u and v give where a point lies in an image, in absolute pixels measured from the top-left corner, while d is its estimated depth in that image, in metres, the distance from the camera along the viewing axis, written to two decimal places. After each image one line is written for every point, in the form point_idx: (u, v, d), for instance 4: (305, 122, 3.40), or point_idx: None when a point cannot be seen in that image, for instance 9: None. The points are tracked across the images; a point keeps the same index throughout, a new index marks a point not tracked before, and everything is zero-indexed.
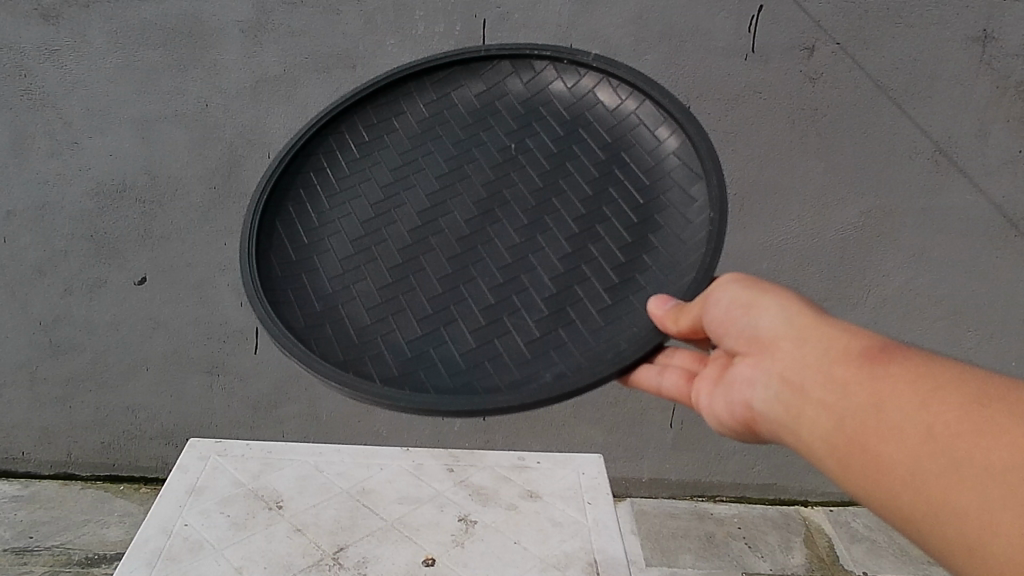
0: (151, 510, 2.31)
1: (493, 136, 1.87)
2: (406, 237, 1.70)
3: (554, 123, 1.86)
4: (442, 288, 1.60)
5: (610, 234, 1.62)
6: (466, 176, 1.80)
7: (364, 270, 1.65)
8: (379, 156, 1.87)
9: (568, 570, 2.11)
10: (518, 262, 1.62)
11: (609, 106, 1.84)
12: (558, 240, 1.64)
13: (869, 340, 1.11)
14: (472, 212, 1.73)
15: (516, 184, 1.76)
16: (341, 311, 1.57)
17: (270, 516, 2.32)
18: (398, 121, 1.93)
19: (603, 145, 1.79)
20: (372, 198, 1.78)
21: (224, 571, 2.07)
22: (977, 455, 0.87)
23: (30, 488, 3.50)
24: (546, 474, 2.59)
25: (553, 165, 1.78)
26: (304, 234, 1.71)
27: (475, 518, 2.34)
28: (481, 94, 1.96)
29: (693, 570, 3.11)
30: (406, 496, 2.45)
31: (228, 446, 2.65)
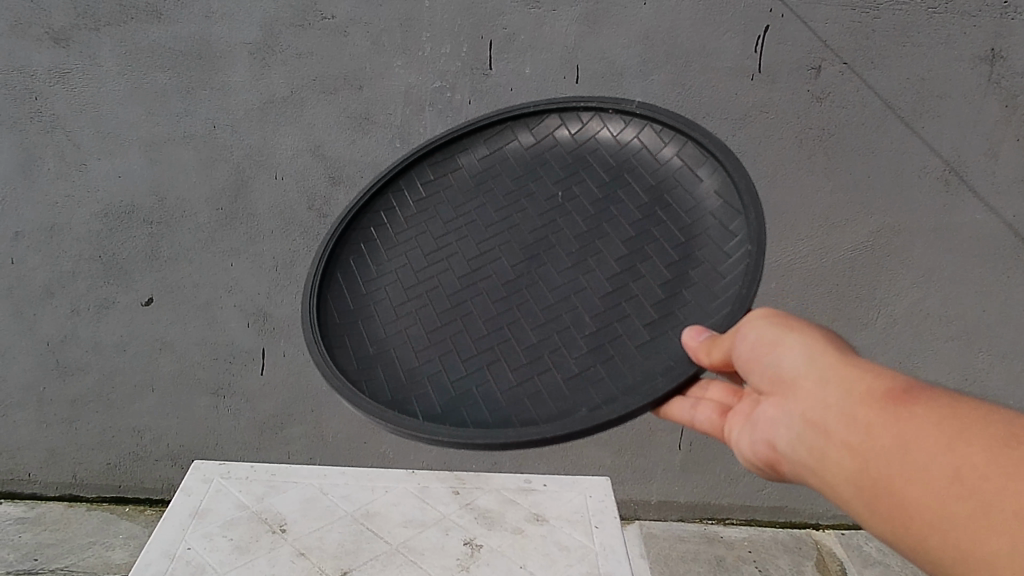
0: (154, 534, 2.29)
1: (541, 185, 1.87)
2: (456, 282, 1.71)
3: (600, 169, 1.85)
4: (490, 326, 1.60)
5: (651, 271, 1.58)
6: (517, 222, 1.80)
7: (416, 314, 1.67)
8: (437, 211, 1.89)
9: None
10: (564, 301, 1.60)
11: (654, 149, 1.82)
12: (601, 280, 1.61)
13: (890, 380, 1.08)
14: (519, 257, 1.73)
15: (562, 230, 1.75)
16: (391, 355, 1.59)
17: (274, 539, 2.29)
18: (453, 175, 1.97)
19: (647, 188, 1.76)
20: (426, 248, 1.81)
21: None
22: (1007, 500, 0.84)
23: (35, 509, 3.49)
24: (553, 496, 2.56)
25: (599, 208, 1.77)
26: (363, 283, 1.76)
27: (481, 542, 2.31)
28: (532, 147, 1.97)
29: None
30: (411, 518, 2.43)
31: (233, 468, 2.64)
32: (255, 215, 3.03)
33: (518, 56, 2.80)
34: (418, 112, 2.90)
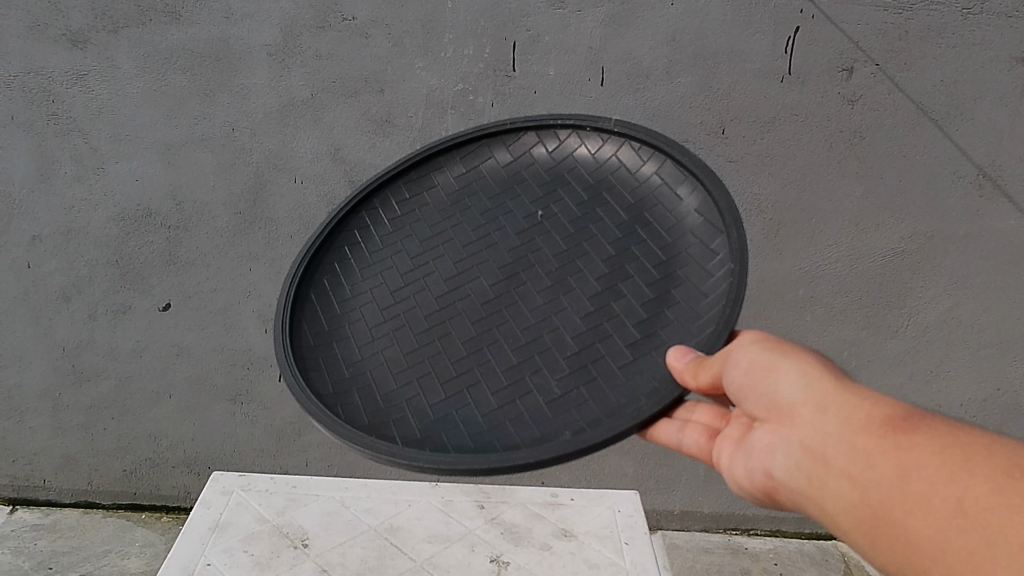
0: (174, 549, 2.24)
1: (518, 204, 1.81)
2: (433, 302, 1.64)
3: (578, 187, 1.80)
4: (468, 347, 1.53)
5: (633, 292, 1.53)
6: (496, 240, 1.74)
7: (393, 334, 1.59)
8: (413, 231, 1.82)
9: None
10: (544, 323, 1.54)
11: (631, 168, 1.78)
12: (580, 300, 1.55)
13: (894, 408, 1.03)
14: (497, 276, 1.66)
15: (540, 249, 1.69)
16: (367, 378, 1.50)
17: (296, 555, 2.24)
18: (430, 194, 1.89)
19: (626, 206, 1.71)
20: (402, 267, 1.73)
21: None
22: (1010, 529, 0.78)
23: (51, 516, 3.46)
24: (580, 511, 2.50)
25: (578, 225, 1.71)
26: (337, 304, 1.67)
27: (508, 559, 2.25)
28: (508, 164, 1.91)
29: None
30: (435, 534, 2.37)
31: (253, 480, 2.59)
32: (273, 219, 2.98)
33: (543, 58, 2.74)
34: (440, 114, 2.85)
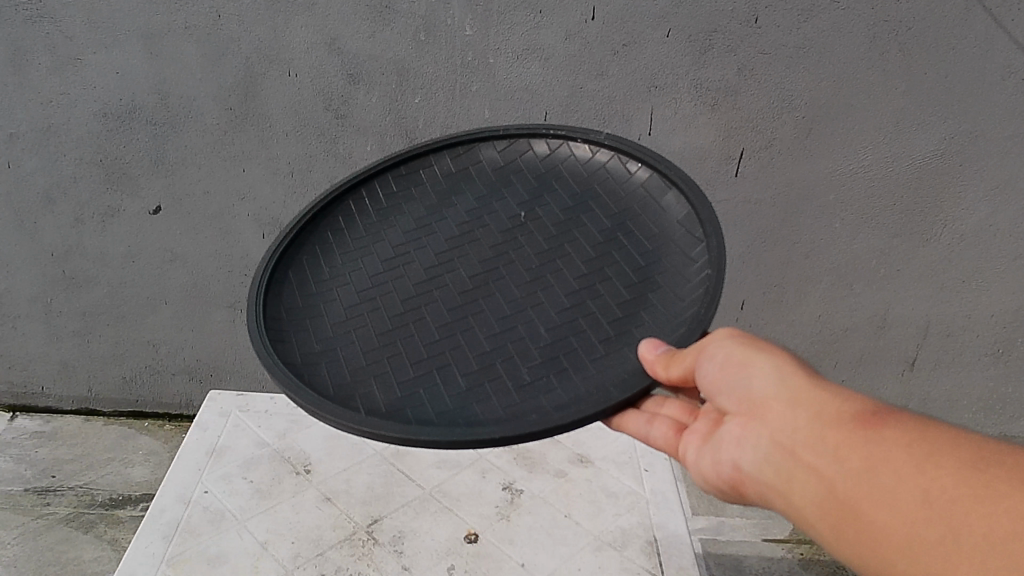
0: (170, 476, 2.17)
1: (504, 205, 1.86)
2: (410, 288, 1.64)
3: (564, 194, 1.86)
4: (441, 329, 1.53)
5: (610, 292, 1.56)
6: (479, 234, 1.78)
7: (367, 316, 1.58)
8: (398, 221, 1.85)
9: (624, 551, 1.94)
10: (519, 314, 1.55)
11: (617, 180, 1.84)
12: (557, 296, 1.57)
13: (855, 404, 1.14)
14: (476, 269, 1.68)
15: (521, 248, 1.72)
16: (338, 354, 1.48)
17: (298, 483, 2.16)
18: (417, 189, 1.94)
19: (609, 215, 1.77)
20: (382, 255, 1.75)
21: (248, 548, 1.93)
22: (976, 524, 0.90)
23: (52, 423, 3.40)
24: (596, 436, 2.40)
25: (561, 226, 1.76)
26: (314, 283, 1.67)
27: (522, 488, 2.16)
28: (498, 167, 1.96)
29: (742, 522, 3.08)
30: (445, 459, 2.28)
31: (252, 402, 2.49)
32: (267, 116, 2.77)
33: None
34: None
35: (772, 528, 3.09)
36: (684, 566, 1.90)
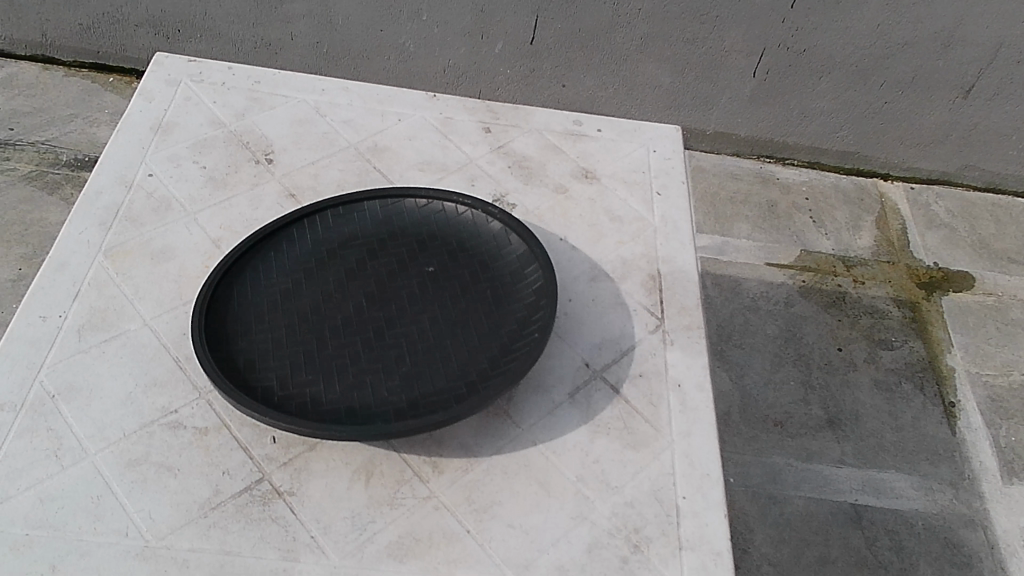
0: (109, 145, 1.62)
1: (412, 261, 1.48)
2: (323, 336, 1.35)
3: (463, 258, 1.48)
4: (324, 415, 1.23)
5: (490, 369, 1.31)
6: (366, 314, 1.39)
7: (283, 360, 1.30)
8: (274, 288, 1.40)
9: (623, 285, 1.54)
10: (420, 372, 1.31)
11: (511, 248, 1.47)
12: (452, 365, 1.32)
13: None
14: (382, 322, 1.38)
15: (428, 313, 1.40)
16: (260, 396, 1.24)
17: (258, 175, 1.61)
18: (331, 232, 1.50)
19: (503, 287, 1.43)
20: (296, 307, 1.39)
21: (201, 247, 1.47)
22: None
23: (6, 69, 3.05)
24: (605, 146, 1.79)
25: (454, 310, 1.41)
26: (232, 330, 1.32)
27: (514, 204, 1.64)
28: (410, 223, 1.53)
29: (748, 244, 2.95)
30: (426, 161, 1.69)
31: (206, 67, 1.80)
32: None
33: None
34: None
35: (778, 252, 2.94)
36: (691, 310, 1.52)
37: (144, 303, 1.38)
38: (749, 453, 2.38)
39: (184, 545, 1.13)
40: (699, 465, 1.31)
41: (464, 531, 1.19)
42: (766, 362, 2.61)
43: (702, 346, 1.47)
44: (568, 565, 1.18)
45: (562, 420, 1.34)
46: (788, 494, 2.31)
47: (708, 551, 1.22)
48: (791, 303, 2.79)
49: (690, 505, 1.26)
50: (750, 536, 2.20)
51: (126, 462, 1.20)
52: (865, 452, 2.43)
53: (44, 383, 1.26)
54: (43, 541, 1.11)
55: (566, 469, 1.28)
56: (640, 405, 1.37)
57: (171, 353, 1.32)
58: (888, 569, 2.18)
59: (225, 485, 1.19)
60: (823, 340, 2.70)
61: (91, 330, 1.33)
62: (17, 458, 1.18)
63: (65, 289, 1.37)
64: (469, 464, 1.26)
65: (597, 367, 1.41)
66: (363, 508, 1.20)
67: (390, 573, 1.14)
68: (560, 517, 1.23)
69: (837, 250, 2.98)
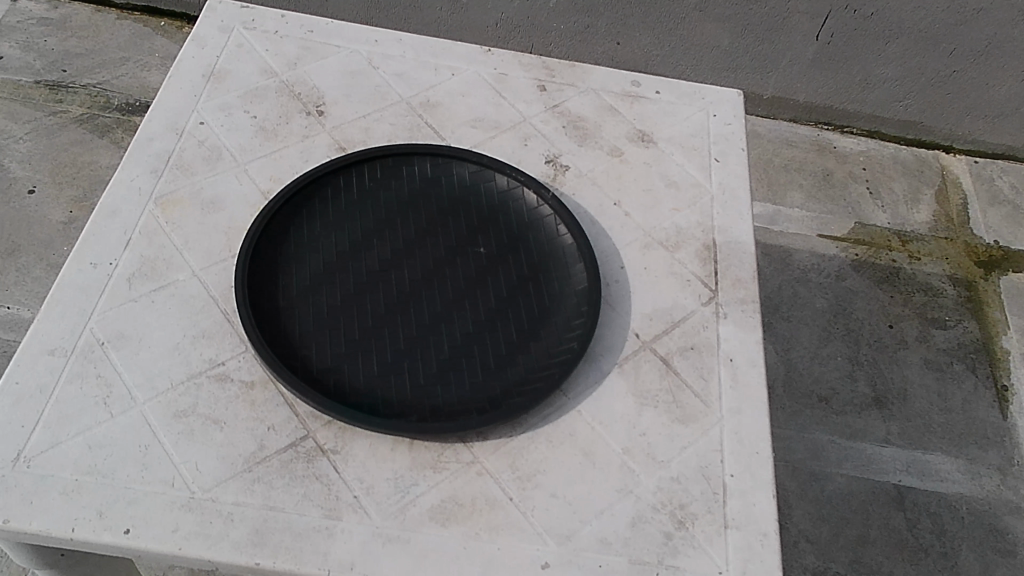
0: (160, 92, 1.60)
1: (460, 232, 1.46)
2: (367, 303, 1.35)
3: (511, 233, 1.46)
4: (362, 389, 1.24)
5: (530, 358, 1.31)
6: (411, 284, 1.38)
7: (324, 327, 1.31)
8: (320, 241, 1.41)
9: (677, 254, 1.49)
10: (460, 353, 1.31)
11: (559, 232, 1.45)
12: (492, 349, 1.32)
13: None
14: (426, 292, 1.37)
15: (472, 288, 1.38)
16: (300, 365, 1.25)
17: (308, 127, 1.58)
18: (381, 191, 1.49)
19: (549, 269, 1.41)
20: (341, 268, 1.38)
21: (250, 199, 1.45)
22: None
23: (59, 10, 3.05)
24: (663, 109, 1.73)
25: (498, 289, 1.39)
26: (276, 293, 1.33)
27: (567, 165, 1.60)
28: (461, 190, 1.51)
29: (801, 214, 2.87)
30: (479, 118, 1.65)
31: (260, 14, 1.77)
32: None
33: None
34: None
35: (831, 224, 2.85)
36: (746, 283, 1.47)
37: (193, 254, 1.37)
38: (792, 428, 2.35)
39: (230, 498, 1.14)
40: (748, 443, 1.28)
41: (507, 499, 1.18)
42: (813, 336, 2.55)
43: (756, 320, 1.42)
44: (611, 538, 1.16)
45: (609, 389, 1.31)
46: (830, 472, 2.27)
47: (754, 532, 1.19)
48: (842, 277, 2.71)
49: (738, 483, 1.24)
50: (788, 512, 2.18)
51: (173, 413, 1.20)
52: (911, 433, 2.37)
53: (94, 331, 1.26)
54: (92, 487, 1.12)
55: (612, 441, 1.26)
56: (690, 379, 1.34)
57: (220, 304, 1.32)
58: (929, 552, 2.14)
59: (271, 441, 1.19)
60: (874, 316, 2.63)
61: (141, 279, 1.33)
62: (67, 404, 1.18)
63: (117, 236, 1.37)
64: (514, 430, 1.25)
65: (647, 337, 1.38)
66: (407, 470, 1.19)
67: (432, 537, 1.14)
68: (604, 489, 1.21)
69: (893, 223, 2.89)
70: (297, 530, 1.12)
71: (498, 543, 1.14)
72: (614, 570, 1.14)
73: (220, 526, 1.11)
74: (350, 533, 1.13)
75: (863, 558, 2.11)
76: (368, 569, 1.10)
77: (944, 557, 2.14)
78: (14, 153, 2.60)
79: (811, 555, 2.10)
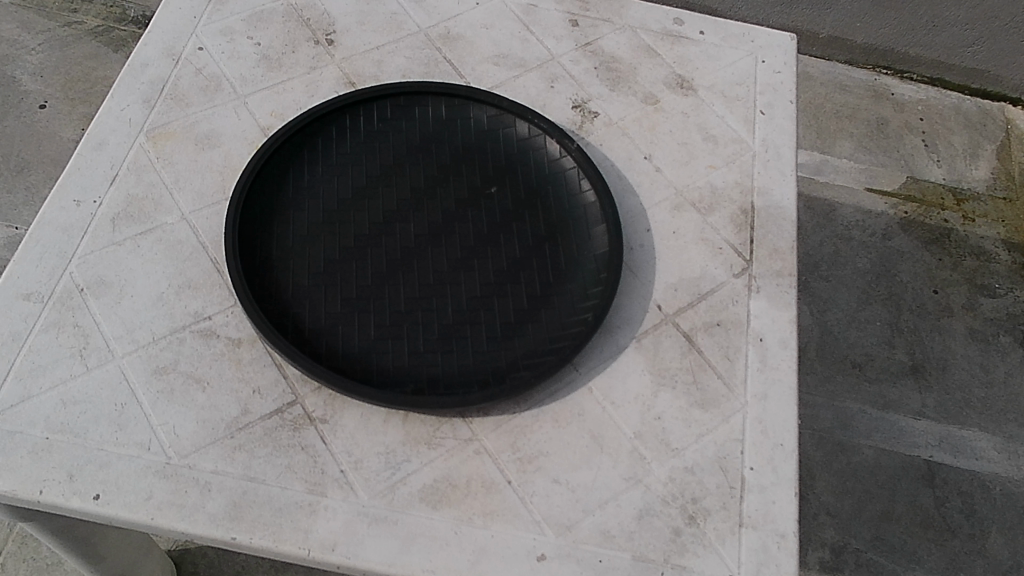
0: (158, 11, 1.48)
1: (470, 183, 1.34)
2: (366, 259, 1.24)
3: (527, 188, 1.33)
4: (356, 355, 1.15)
5: (541, 330, 1.20)
6: (415, 240, 1.27)
7: (319, 283, 1.21)
8: (321, 187, 1.30)
9: (710, 217, 1.36)
10: (465, 319, 1.20)
11: (582, 189, 1.32)
12: (500, 316, 1.21)
13: None
14: (431, 249, 1.26)
15: (481, 247, 1.27)
16: (292, 324, 1.16)
17: (316, 57, 1.45)
18: (387, 134, 1.36)
19: (567, 230, 1.29)
20: (340, 218, 1.27)
21: (248, 135, 1.34)
22: None
23: None
24: (707, 52, 1.57)
25: (510, 250, 1.27)
26: (269, 243, 1.23)
27: (596, 112, 1.46)
28: (475, 136, 1.38)
29: (850, 165, 2.69)
30: (503, 54, 1.51)
31: None
32: None
33: None
34: None
35: (881, 177, 2.67)
36: (784, 254, 1.34)
37: (184, 195, 1.27)
38: (821, 395, 2.23)
39: (207, 466, 1.06)
40: (772, 434, 1.17)
41: (506, 482, 1.10)
42: (852, 298, 2.41)
43: (792, 296, 1.30)
44: (614, 531, 1.08)
45: (624, 366, 1.21)
46: (858, 443, 2.16)
47: (771, 532, 1.09)
48: (888, 236, 2.55)
49: (757, 478, 1.13)
50: (811, 483, 2.08)
51: (153, 369, 1.12)
52: (948, 407, 2.24)
53: (73, 276, 1.18)
54: (63, 447, 1.05)
55: (624, 424, 1.16)
56: (713, 358, 1.23)
57: (209, 251, 1.22)
58: (956, 533, 2.04)
59: (255, 405, 1.11)
60: (919, 280, 2.47)
61: (126, 221, 1.23)
62: (41, 354, 1.11)
63: (103, 171, 1.27)
64: (519, 405, 1.15)
65: (670, 310, 1.27)
66: (399, 445, 1.11)
67: (422, 520, 1.06)
68: (611, 476, 1.12)
69: (949, 179, 2.69)
70: (277, 505, 1.05)
71: (492, 531, 1.06)
72: (615, 566, 1.05)
73: (195, 496, 1.04)
74: (333, 511, 1.05)
75: (886, 535, 2.02)
76: (350, 551, 1.03)
77: (972, 539, 2.04)
78: (25, 64, 2.50)
79: (830, 529, 2.02)
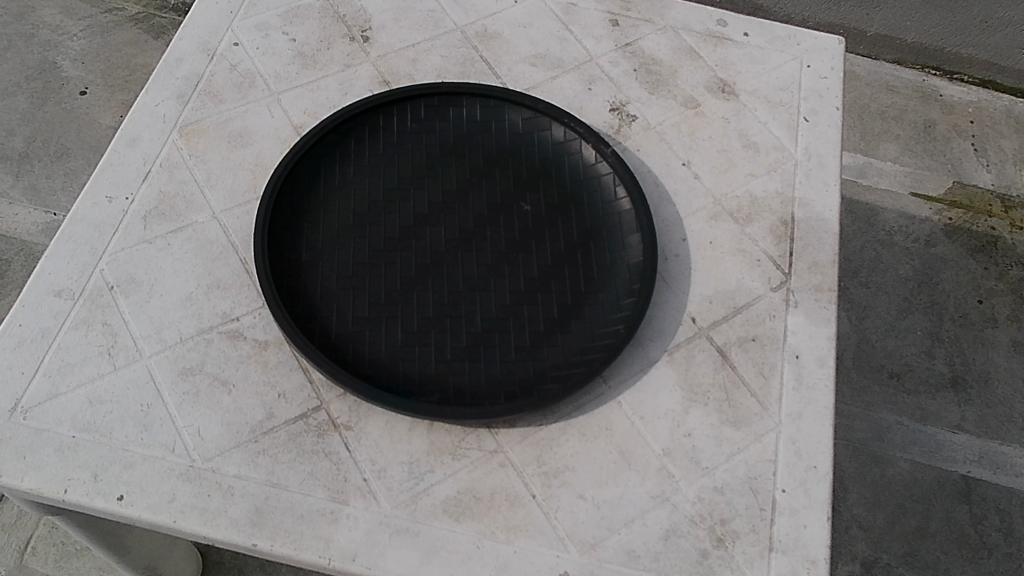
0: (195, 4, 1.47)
1: (503, 186, 1.31)
2: (396, 261, 1.22)
3: (561, 193, 1.31)
4: (382, 362, 1.14)
5: (570, 340, 1.17)
6: (446, 244, 1.25)
7: (348, 286, 1.20)
8: (352, 187, 1.28)
9: (748, 228, 1.33)
10: (493, 327, 1.18)
11: (617, 195, 1.29)
12: (529, 326, 1.19)
13: None
14: (461, 253, 1.24)
15: (513, 253, 1.25)
16: (319, 327, 1.15)
17: (351, 54, 1.43)
18: (420, 135, 1.35)
19: (600, 238, 1.26)
20: (370, 219, 1.26)
21: (281, 134, 1.33)
22: None
23: None
24: (750, 55, 1.53)
25: (542, 258, 1.25)
26: (300, 244, 1.22)
27: (633, 115, 1.42)
28: (509, 138, 1.36)
29: (894, 168, 2.62)
30: (540, 54, 1.48)
31: None
32: None
33: None
34: None
35: (927, 181, 2.60)
36: (823, 268, 1.29)
37: (215, 193, 1.26)
38: (857, 405, 2.18)
39: (231, 470, 1.06)
40: (806, 456, 1.14)
41: (530, 496, 1.08)
42: (892, 305, 2.35)
43: (831, 312, 1.26)
44: (639, 551, 1.05)
45: (654, 381, 1.18)
46: (893, 456, 2.11)
47: (801, 558, 1.06)
48: (932, 243, 2.48)
49: (789, 501, 1.10)
50: (843, 495, 2.04)
51: (180, 370, 1.12)
52: (989, 421, 2.17)
53: (104, 273, 1.18)
54: (89, 446, 1.05)
55: (653, 441, 1.13)
56: (747, 375, 1.20)
57: (238, 251, 1.21)
58: (993, 552, 1.98)
59: (280, 410, 1.10)
60: (963, 288, 2.40)
61: (158, 219, 1.23)
62: (70, 353, 1.12)
63: (135, 167, 1.27)
64: (544, 418, 1.13)
65: (704, 323, 1.23)
66: (423, 455, 1.09)
67: (444, 532, 1.04)
68: (639, 494, 1.09)
69: (997, 184, 2.60)
70: (299, 511, 1.04)
71: (514, 546, 1.04)
72: None
73: (218, 500, 1.04)
74: (355, 520, 1.04)
75: (919, 551, 1.97)
76: (371, 561, 1.02)
77: (1009, 558, 1.97)
78: (67, 50, 2.52)
79: (862, 544, 1.98)
